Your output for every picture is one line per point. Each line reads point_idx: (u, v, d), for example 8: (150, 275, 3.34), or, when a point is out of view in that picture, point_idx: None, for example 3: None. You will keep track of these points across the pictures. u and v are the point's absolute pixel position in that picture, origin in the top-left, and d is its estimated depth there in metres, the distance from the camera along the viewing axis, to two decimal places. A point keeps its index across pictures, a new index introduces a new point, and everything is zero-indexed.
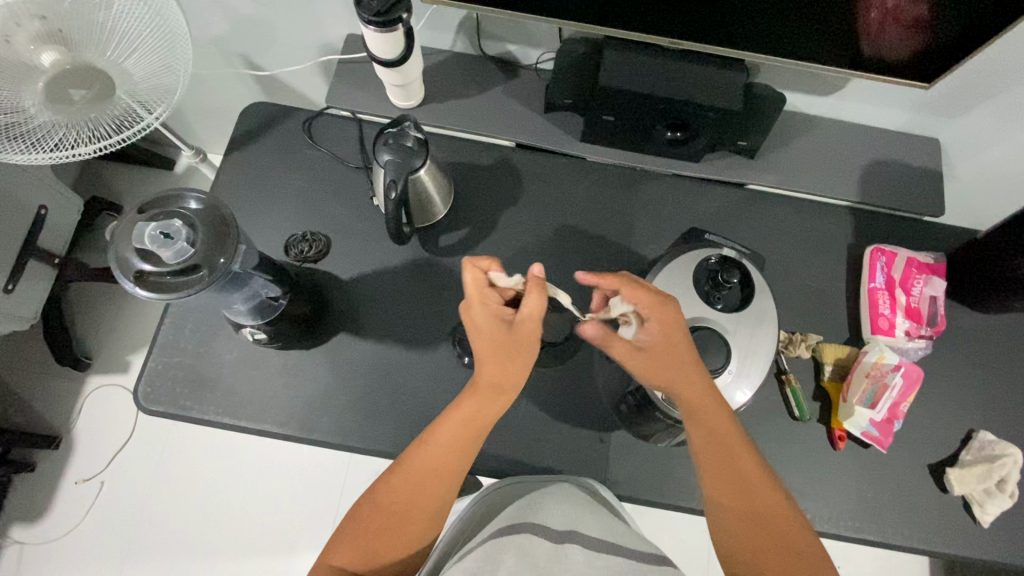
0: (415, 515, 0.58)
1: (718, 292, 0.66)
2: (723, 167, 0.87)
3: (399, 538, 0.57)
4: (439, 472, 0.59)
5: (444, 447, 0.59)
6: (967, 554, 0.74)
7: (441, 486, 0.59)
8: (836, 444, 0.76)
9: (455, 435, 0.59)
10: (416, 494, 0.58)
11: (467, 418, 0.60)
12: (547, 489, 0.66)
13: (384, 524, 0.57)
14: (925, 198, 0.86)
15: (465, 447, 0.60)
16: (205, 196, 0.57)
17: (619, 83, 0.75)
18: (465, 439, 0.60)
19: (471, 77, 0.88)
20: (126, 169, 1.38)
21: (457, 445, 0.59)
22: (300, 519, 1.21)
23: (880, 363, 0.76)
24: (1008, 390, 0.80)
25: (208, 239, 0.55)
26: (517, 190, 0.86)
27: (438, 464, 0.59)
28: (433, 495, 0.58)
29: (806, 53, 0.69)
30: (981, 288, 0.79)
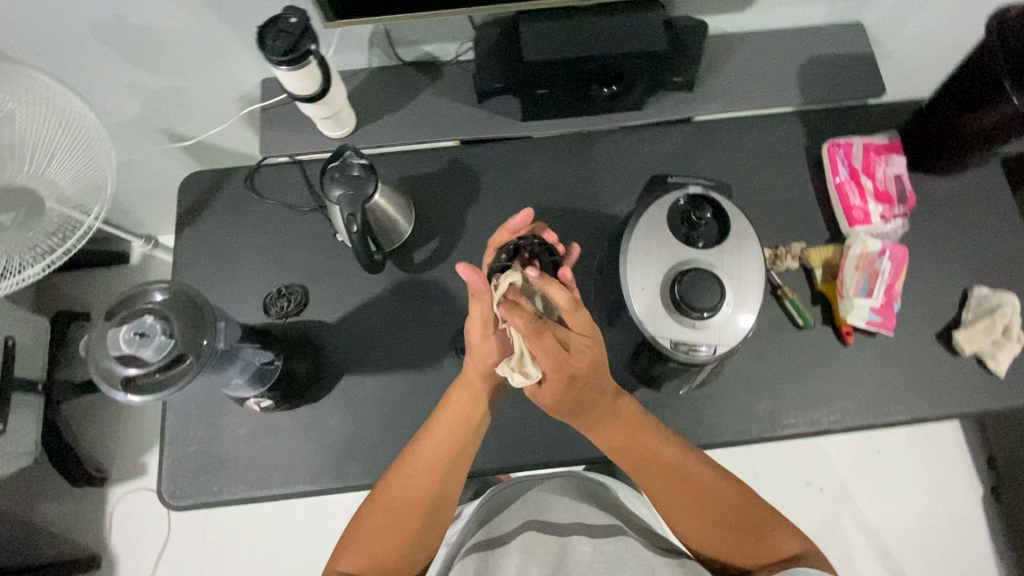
0: (406, 517, 0.64)
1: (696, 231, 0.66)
2: (666, 108, 0.87)
3: (398, 536, 0.63)
4: (434, 478, 0.65)
5: (439, 453, 0.65)
6: (993, 406, 0.76)
7: (435, 487, 0.65)
8: (845, 339, 0.78)
9: (443, 438, 0.65)
10: (414, 493, 0.64)
11: (454, 423, 0.66)
12: (541, 486, 0.71)
13: (382, 526, 0.63)
14: (863, 84, 0.88)
15: (450, 450, 0.65)
16: (170, 285, 0.55)
17: (544, 55, 0.74)
18: (451, 437, 0.66)
19: (398, 88, 0.87)
20: (83, 276, 1.35)
21: (444, 448, 0.65)
22: None
23: (865, 252, 0.77)
24: (990, 242, 0.82)
25: (185, 327, 0.53)
26: (476, 186, 0.85)
27: (430, 471, 0.65)
28: (429, 493, 0.64)
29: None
30: (941, 153, 0.81)
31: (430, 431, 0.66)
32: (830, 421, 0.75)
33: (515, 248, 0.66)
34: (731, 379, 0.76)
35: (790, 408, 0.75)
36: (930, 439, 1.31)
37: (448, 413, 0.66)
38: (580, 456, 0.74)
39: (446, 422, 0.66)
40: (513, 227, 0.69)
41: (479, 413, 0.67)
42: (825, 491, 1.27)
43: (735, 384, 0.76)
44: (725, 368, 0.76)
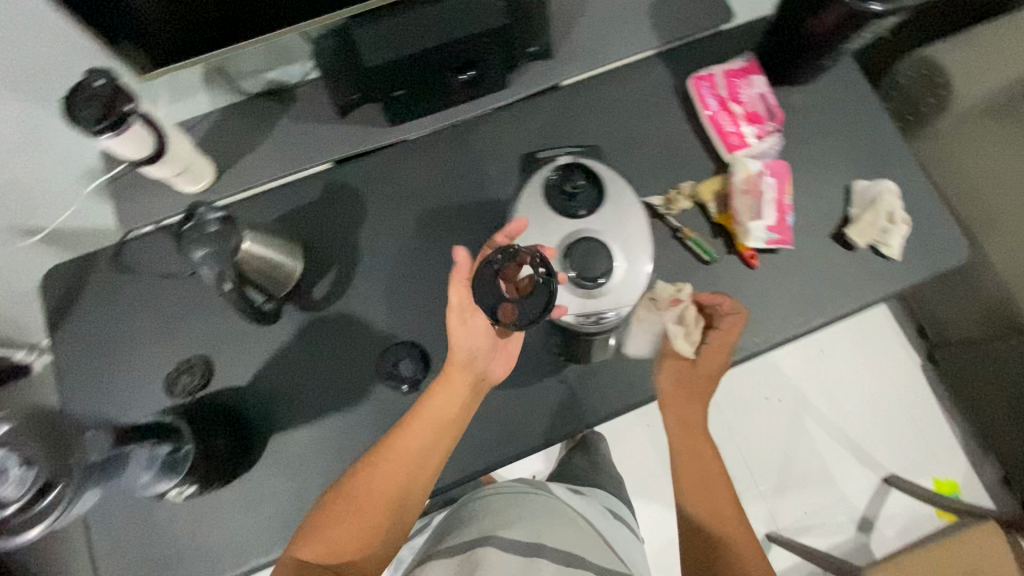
0: (376, 505, 0.59)
1: (576, 201, 0.64)
2: (531, 79, 0.86)
3: (363, 526, 0.58)
4: (414, 470, 0.61)
5: (423, 445, 0.62)
6: (894, 288, 0.81)
7: (411, 476, 0.61)
8: (751, 263, 0.79)
9: (435, 426, 0.63)
10: (390, 480, 0.60)
11: (442, 414, 0.63)
12: (519, 494, 0.68)
13: (351, 515, 0.58)
14: (712, 11, 0.89)
15: (437, 442, 0.63)
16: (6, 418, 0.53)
17: (384, 57, 0.70)
18: (443, 427, 0.63)
19: (251, 122, 0.82)
20: None
21: (430, 438, 0.62)
22: None
23: (749, 174, 0.79)
24: (859, 136, 0.86)
25: (41, 452, 0.52)
26: (360, 204, 0.81)
27: (411, 461, 0.61)
28: (404, 480, 0.60)
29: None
30: (796, 62, 0.83)
31: (423, 416, 0.62)
32: (754, 345, 0.78)
33: (509, 252, 0.60)
34: None
35: None
36: (864, 325, 1.39)
37: (439, 400, 0.63)
38: (530, 447, 0.74)
39: (440, 408, 0.63)
40: (509, 232, 0.63)
41: (466, 407, 0.66)
42: (784, 400, 1.33)
43: None
44: None
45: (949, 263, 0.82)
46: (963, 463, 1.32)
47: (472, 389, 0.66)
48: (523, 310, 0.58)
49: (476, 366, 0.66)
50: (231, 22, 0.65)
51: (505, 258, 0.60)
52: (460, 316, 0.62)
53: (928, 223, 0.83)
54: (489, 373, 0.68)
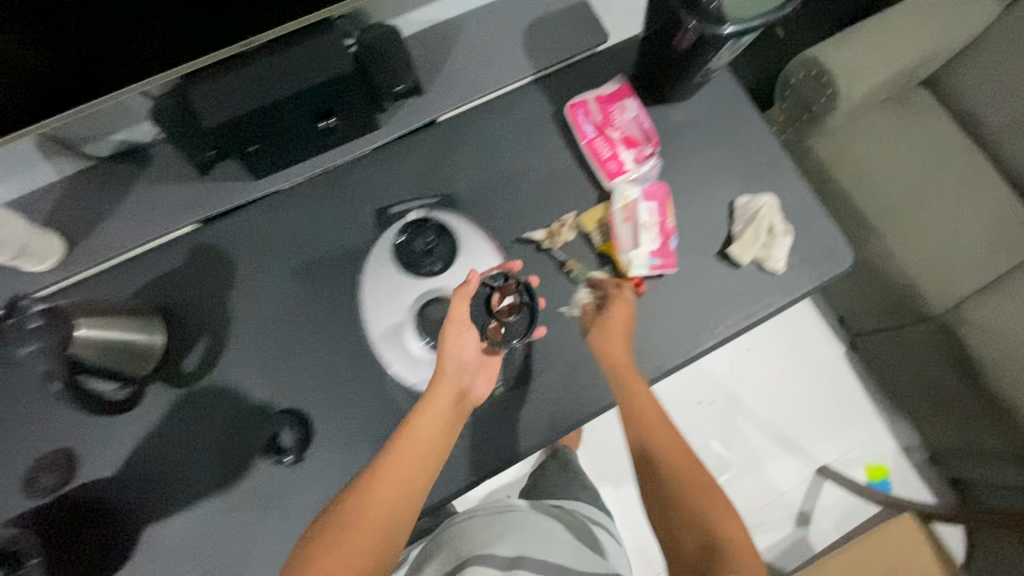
0: (369, 525, 0.57)
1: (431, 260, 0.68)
2: (403, 119, 0.83)
3: (359, 547, 0.56)
4: (413, 482, 0.60)
5: (417, 459, 0.62)
6: (782, 303, 0.80)
7: (404, 495, 0.60)
8: (638, 290, 0.78)
9: (432, 434, 0.63)
10: (392, 490, 0.59)
11: (432, 433, 0.63)
12: (491, 517, 0.70)
13: (348, 533, 0.56)
14: (586, 32, 0.87)
15: (433, 451, 0.62)
16: None
17: (229, 113, 0.66)
18: (438, 434, 0.63)
19: (104, 189, 0.76)
20: None
21: (422, 458, 0.62)
22: None
23: (627, 203, 0.79)
24: (739, 150, 0.86)
25: None
26: (229, 267, 0.77)
27: (406, 479, 0.60)
28: (402, 493, 0.59)
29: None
30: (668, 82, 0.82)
31: (419, 427, 0.63)
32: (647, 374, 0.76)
33: (504, 277, 0.71)
34: (547, 372, 0.75)
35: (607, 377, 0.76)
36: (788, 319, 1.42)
37: (429, 417, 0.63)
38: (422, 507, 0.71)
39: (433, 417, 0.63)
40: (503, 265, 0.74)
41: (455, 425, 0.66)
42: (716, 403, 1.34)
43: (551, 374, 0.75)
44: (532, 364, 0.76)
45: (835, 270, 0.81)
46: (892, 447, 1.34)
47: (456, 406, 0.66)
48: (517, 327, 0.71)
49: (461, 380, 0.67)
50: None
51: (493, 284, 0.71)
52: (456, 330, 0.66)
53: (813, 231, 0.83)
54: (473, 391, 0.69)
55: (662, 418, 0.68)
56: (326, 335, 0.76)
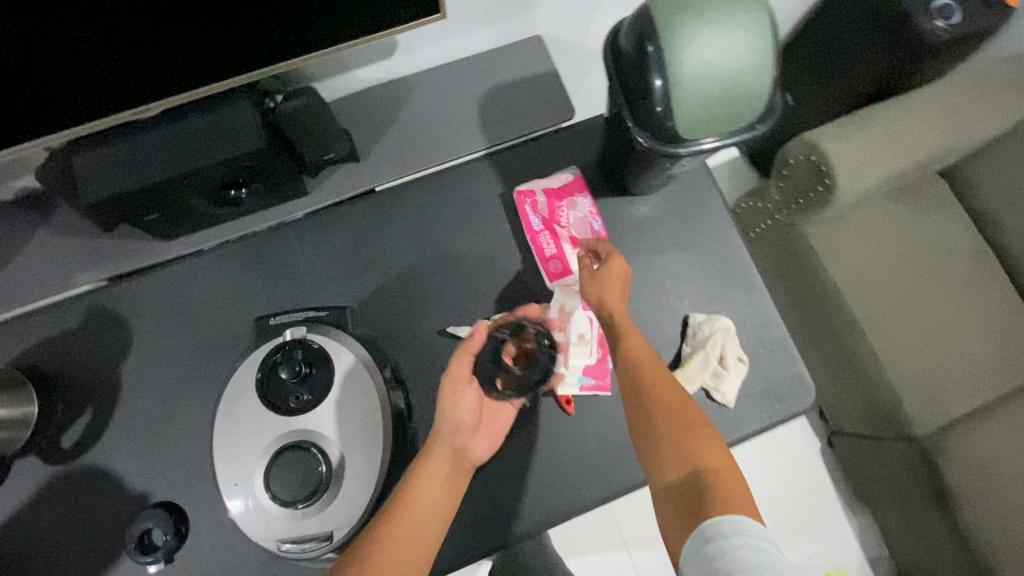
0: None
1: (304, 389, 0.57)
2: (334, 188, 0.76)
3: None
4: (417, 552, 0.54)
5: (418, 526, 0.55)
6: (729, 439, 0.71)
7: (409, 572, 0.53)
8: (567, 409, 0.70)
9: (436, 497, 0.57)
10: (393, 560, 0.52)
11: (433, 494, 0.57)
12: None
13: None
14: (549, 107, 0.79)
15: (438, 514, 0.57)
16: None
17: (115, 188, 0.60)
18: (442, 498, 0.58)
19: (2, 236, 0.71)
20: None
21: (421, 524, 0.55)
22: None
23: (563, 311, 0.72)
24: (703, 257, 0.77)
25: None
26: (126, 333, 0.72)
27: (408, 544, 0.54)
28: (406, 563, 0.53)
29: (292, 44, 0.57)
30: (628, 176, 0.74)
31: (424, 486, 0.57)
32: (561, 508, 0.68)
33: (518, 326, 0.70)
34: None
35: (515, 507, 0.68)
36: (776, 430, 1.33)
37: (429, 477, 0.58)
38: None
39: (436, 479, 0.58)
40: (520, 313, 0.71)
41: (454, 490, 0.60)
42: None
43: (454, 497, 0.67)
44: None
45: (792, 408, 0.72)
46: (859, 557, 1.25)
47: (454, 467, 0.61)
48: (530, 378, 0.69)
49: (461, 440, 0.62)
50: None
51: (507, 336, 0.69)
52: (451, 385, 0.62)
53: (773, 360, 0.74)
54: (470, 451, 0.64)
55: (663, 377, 0.61)
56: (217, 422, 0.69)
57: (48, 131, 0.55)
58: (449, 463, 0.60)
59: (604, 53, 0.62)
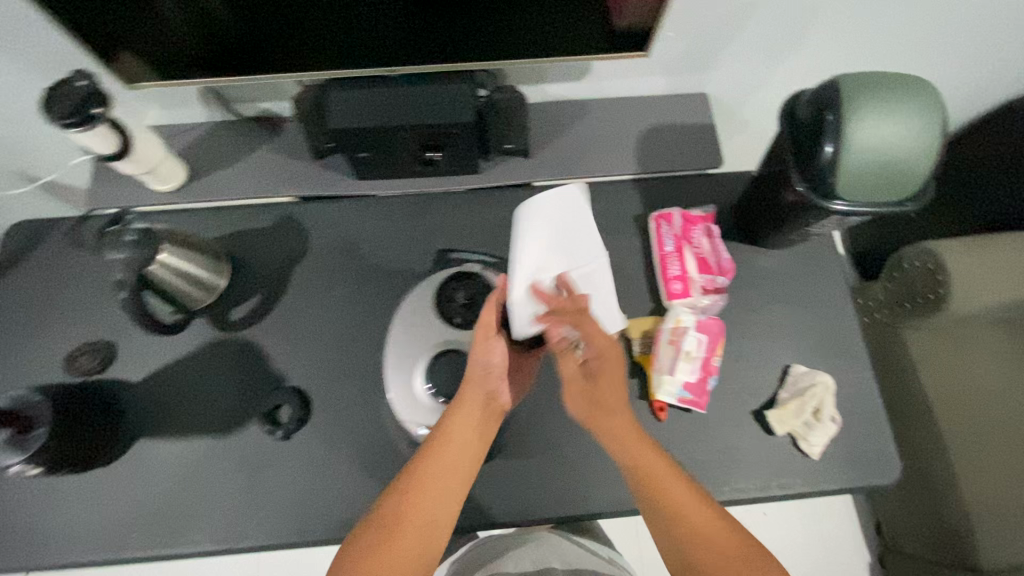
0: (415, 534, 0.61)
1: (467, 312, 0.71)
2: (503, 173, 0.87)
3: (399, 546, 0.59)
4: (445, 494, 0.63)
5: (438, 477, 0.63)
6: (805, 489, 0.75)
7: (440, 508, 0.62)
8: (658, 415, 0.76)
9: (455, 449, 0.64)
10: (417, 506, 0.61)
11: (465, 435, 0.65)
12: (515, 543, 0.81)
13: (389, 536, 0.60)
14: (701, 152, 0.88)
15: (463, 462, 0.64)
16: None
17: (353, 121, 0.73)
18: (464, 450, 0.64)
19: (237, 143, 0.87)
20: None
21: (453, 461, 0.64)
22: None
23: (678, 326, 0.76)
24: (815, 317, 0.82)
25: None
26: (303, 244, 0.84)
27: (441, 481, 0.63)
28: (433, 506, 0.62)
29: (526, 46, 0.72)
30: (763, 228, 0.81)
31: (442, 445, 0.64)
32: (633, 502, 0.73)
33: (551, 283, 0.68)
34: (538, 458, 0.75)
35: (592, 487, 0.74)
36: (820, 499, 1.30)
37: (462, 421, 0.65)
38: None
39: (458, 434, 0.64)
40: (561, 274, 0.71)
41: (484, 431, 0.66)
42: None
43: (540, 461, 0.75)
44: (528, 441, 0.75)
45: (872, 478, 0.75)
46: None
47: (484, 411, 0.66)
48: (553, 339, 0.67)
49: (489, 387, 0.66)
50: (225, 54, 0.70)
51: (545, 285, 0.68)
52: (483, 333, 0.64)
53: (862, 429, 0.77)
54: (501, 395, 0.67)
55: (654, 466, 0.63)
56: (356, 336, 0.80)
57: (334, 66, 0.71)
58: (478, 410, 0.65)
59: (781, 110, 0.70)
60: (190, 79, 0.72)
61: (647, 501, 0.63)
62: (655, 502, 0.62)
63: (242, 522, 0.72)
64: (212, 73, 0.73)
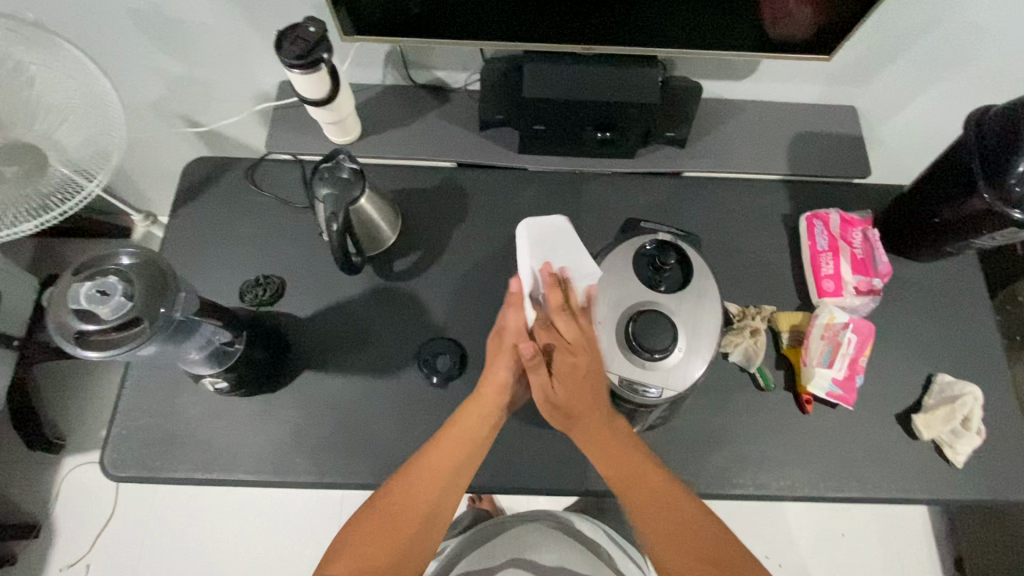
0: (418, 517, 0.62)
1: (659, 276, 0.67)
2: (659, 159, 0.90)
3: (398, 538, 0.61)
4: (446, 486, 0.64)
5: (440, 469, 0.64)
6: (948, 496, 0.75)
7: (441, 494, 0.64)
8: (804, 408, 0.77)
9: (455, 443, 0.66)
10: (417, 497, 0.63)
11: (475, 426, 0.67)
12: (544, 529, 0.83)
13: (385, 525, 0.61)
14: (850, 161, 0.91)
15: (463, 458, 0.66)
16: (137, 249, 0.52)
17: (542, 93, 0.78)
18: (465, 448, 0.66)
19: (406, 105, 0.91)
20: (67, 240, 1.33)
21: (460, 451, 0.66)
22: (304, 560, 1.22)
23: (831, 323, 0.78)
24: (959, 331, 0.83)
25: (147, 291, 0.50)
26: (463, 207, 0.88)
27: (444, 469, 0.65)
28: (433, 497, 0.63)
29: (715, 38, 0.76)
30: (913, 241, 0.83)
31: (443, 439, 0.66)
32: (779, 487, 0.74)
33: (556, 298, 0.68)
34: (686, 433, 0.76)
35: (739, 469, 0.75)
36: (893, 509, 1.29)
37: (471, 410, 0.68)
38: (520, 487, 0.74)
39: (459, 431, 0.66)
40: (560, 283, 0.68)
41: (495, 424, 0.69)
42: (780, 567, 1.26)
43: (689, 437, 0.76)
44: (677, 417, 0.77)
45: (1015, 493, 0.75)
46: None
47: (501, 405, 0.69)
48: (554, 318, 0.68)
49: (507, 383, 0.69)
50: (434, 17, 0.74)
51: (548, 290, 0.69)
52: (505, 329, 0.68)
53: (1005, 444, 0.78)
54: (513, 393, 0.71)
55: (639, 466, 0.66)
56: None
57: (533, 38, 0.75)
58: (495, 402, 0.68)
59: (965, 121, 0.72)
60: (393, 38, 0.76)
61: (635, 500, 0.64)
62: (640, 495, 0.64)
63: (398, 461, 0.74)
64: (410, 34, 0.77)
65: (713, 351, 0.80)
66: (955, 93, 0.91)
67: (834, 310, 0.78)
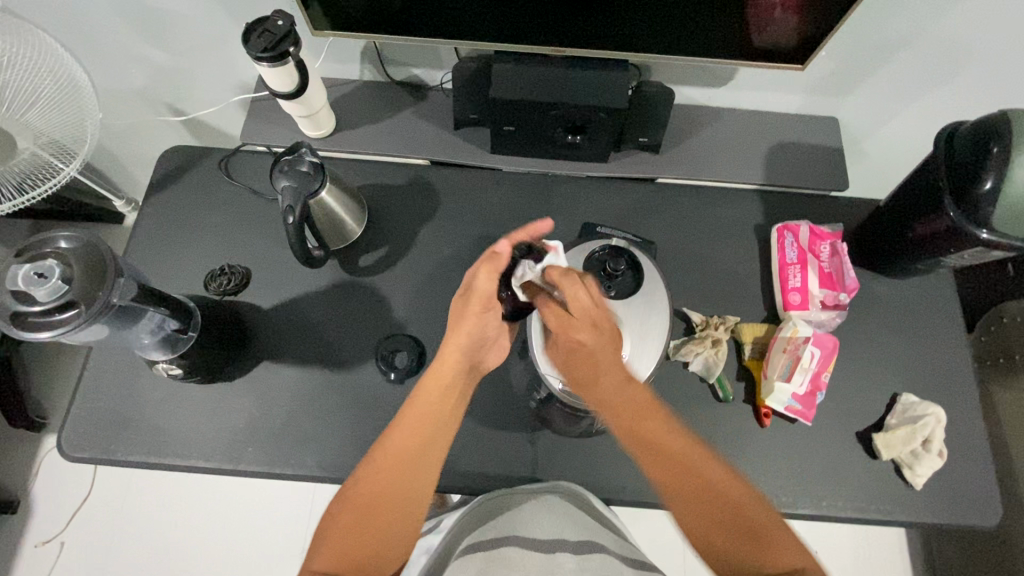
0: (388, 508, 0.59)
1: (609, 282, 0.67)
2: (631, 164, 0.89)
3: (374, 530, 0.58)
4: (408, 467, 0.60)
5: (399, 456, 0.60)
6: (905, 517, 0.74)
7: (411, 479, 0.60)
8: (762, 422, 0.76)
9: (410, 431, 0.61)
10: (380, 488, 0.59)
11: (431, 408, 0.63)
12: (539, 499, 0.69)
13: (357, 523, 0.57)
14: (828, 174, 0.90)
15: (422, 442, 0.62)
16: (78, 233, 0.53)
17: (510, 94, 0.78)
18: (422, 431, 0.62)
19: (383, 101, 0.91)
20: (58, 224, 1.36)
21: (420, 436, 0.62)
22: (274, 548, 1.23)
23: (794, 337, 0.76)
24: (928, 350, 0.81)
25: (85, 275, 0.51)
26: (433, 204, 0.88)
27: (408, 454, 0.61)
28: (399, 484, 0.60)
29: (687, 44, 0.75)
30: (885, 257, 0.82)
31: (398, 428, 0.62)
32: None
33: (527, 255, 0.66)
34: None
35: None
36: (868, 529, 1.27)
37: (425, 392, 0.63)
38: (471, 486, 0.74)
39: (414, 419, 0.62)
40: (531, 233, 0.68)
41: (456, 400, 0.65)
42: None
43: None
44: None
45: (974, 518, 0.74)
46: None
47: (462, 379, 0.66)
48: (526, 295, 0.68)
49: (473, 355, 0.66)
50: (402, 16, 0.74)
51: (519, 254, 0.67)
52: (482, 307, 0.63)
53: (967, 467, 0.76)
54: (484, 361, 0.69)
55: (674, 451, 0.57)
56: None
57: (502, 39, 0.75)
58: (456, 381, 0.65)
59: (939, 134, 0.71)
60: (363, 34, 0.76)
61: (678, 507, 0.56)
62: (682, 492, 0.55)
63: (349, 455, 0.74)
64: (380, 31, 0.77)
65: (673, 360, 0.79)
66: (939, 108, 0.90)
67: (798, 325, 0.77)
